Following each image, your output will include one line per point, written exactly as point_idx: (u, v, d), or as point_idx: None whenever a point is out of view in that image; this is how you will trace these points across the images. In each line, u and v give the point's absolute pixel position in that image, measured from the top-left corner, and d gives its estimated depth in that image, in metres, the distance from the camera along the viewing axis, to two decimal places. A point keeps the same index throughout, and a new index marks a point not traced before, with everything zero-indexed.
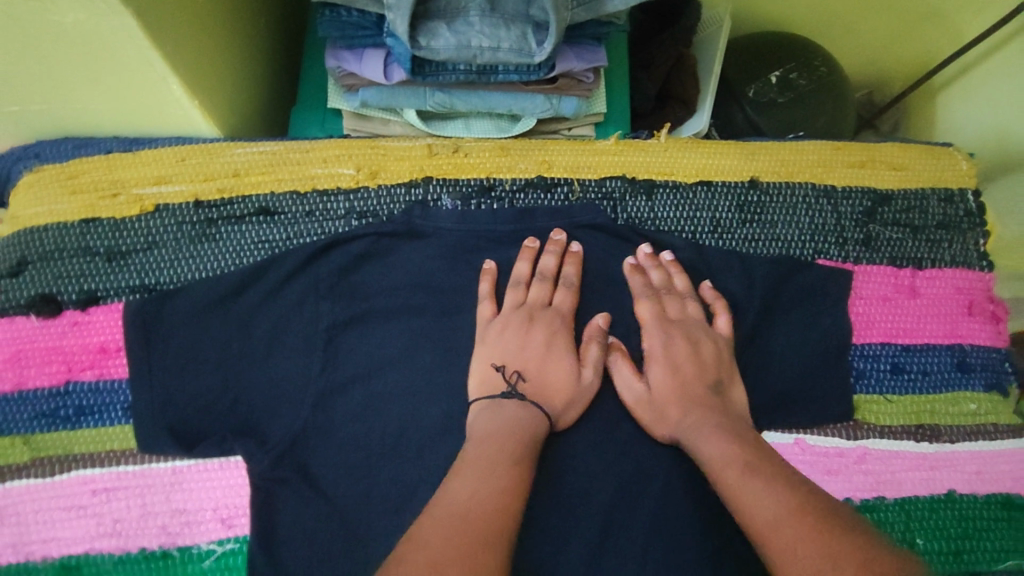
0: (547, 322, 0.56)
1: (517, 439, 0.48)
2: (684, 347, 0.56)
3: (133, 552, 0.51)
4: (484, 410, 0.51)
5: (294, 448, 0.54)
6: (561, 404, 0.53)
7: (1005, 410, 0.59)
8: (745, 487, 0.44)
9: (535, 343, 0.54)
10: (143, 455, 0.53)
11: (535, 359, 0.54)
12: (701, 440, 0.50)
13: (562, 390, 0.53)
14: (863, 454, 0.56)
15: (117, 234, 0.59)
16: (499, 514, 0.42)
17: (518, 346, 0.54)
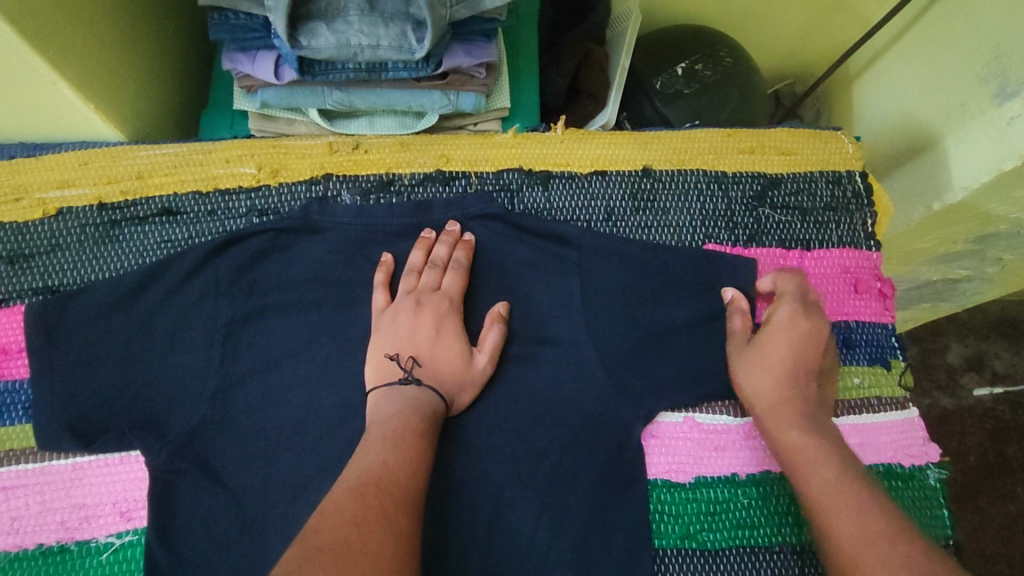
0: (437, 306, 0.57)
1: (409, 425, 0.50)
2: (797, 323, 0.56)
3: (31, 548, 0.53)
4: (376, 399, 0.53)
5: (192, 441, 0.55)
6: (453, 388, 0.55)
7: (889, 381, 0.60)
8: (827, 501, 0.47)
9: (427, 330, 0.56)
10: (42, 452, 0.54)
11: (427, 344, 0.56)
12: (781, 433, 0.53)
13: (452, 372, 0.55)
14: (750, 430, 0.58)
15: (21, 237, 0.60)
16: (398, 509, 0.43)
17: (408, 333, 0.56)
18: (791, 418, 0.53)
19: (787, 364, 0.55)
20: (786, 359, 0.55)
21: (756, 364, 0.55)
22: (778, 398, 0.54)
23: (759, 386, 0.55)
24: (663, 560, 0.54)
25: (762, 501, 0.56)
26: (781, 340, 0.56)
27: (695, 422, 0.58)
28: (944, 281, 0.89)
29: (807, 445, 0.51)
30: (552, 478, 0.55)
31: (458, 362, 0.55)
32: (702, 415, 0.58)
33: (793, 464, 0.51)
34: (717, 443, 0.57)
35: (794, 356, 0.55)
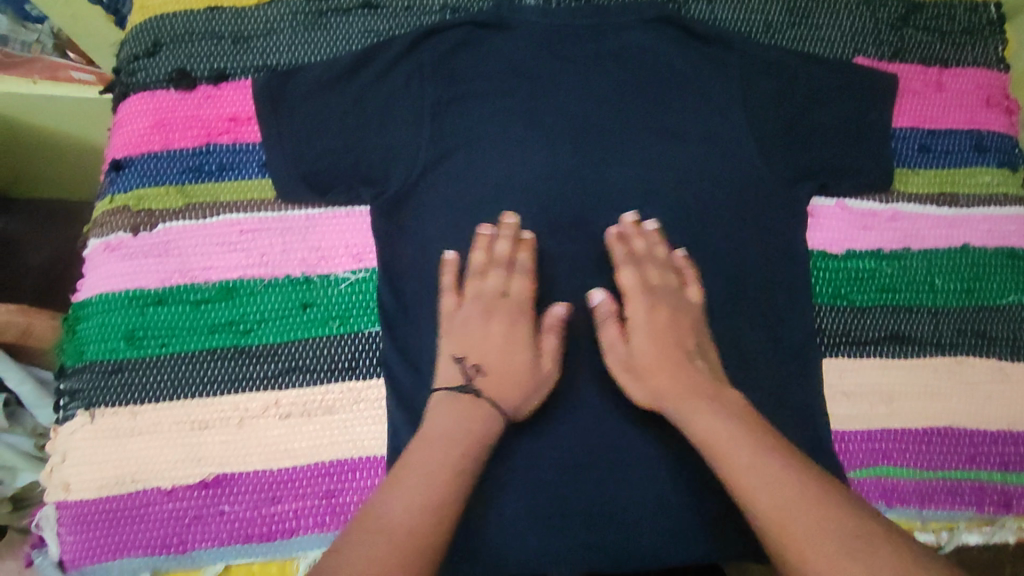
0: (660, 321, 0.59)
1: (475, 414, 0.53)
2: (658, 316, 0.59)
3: (280, 279, 0.60)
4: (436, 404, 0.54)
5: (409, 199, 0.62)
6: (620, 373, 0.58)
7: (1015, 183, 0.68)
8: (750, 475, 0.48)
9: (640, 319, 0.59)
10: (280, 203, 0.62)
11: (666, 330, 0.59)
12: (760, 407, 0.56)
13: (617, 361, 0.58)
14: (894, 214, 0.66)
15: (239, 20, 0.66)
16: (455, 471, 0.49)
17: (477, 338, 0.57)
18: (707, 401, 0.54)
19: (753, 356, 0.61)
20: (672, 354, 0.57)
21: (653, 364, 0.57)
22: (702, 384, 0.55)
23: (650, 388, 0.56)
24: (820, 314, 0.63)
25: (903, 271, 0.64)
26: (646, 335, 0.59)
27: (846, 206, 0.66)
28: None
29: (722, 434, 0.51)
30: (722, 244, 0.63)
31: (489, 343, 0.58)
32: (853, 201, 0.66)
33: (715, 454, 0.50)
34: (867, 223, 0.65)
35: (671, 344, 0.58)
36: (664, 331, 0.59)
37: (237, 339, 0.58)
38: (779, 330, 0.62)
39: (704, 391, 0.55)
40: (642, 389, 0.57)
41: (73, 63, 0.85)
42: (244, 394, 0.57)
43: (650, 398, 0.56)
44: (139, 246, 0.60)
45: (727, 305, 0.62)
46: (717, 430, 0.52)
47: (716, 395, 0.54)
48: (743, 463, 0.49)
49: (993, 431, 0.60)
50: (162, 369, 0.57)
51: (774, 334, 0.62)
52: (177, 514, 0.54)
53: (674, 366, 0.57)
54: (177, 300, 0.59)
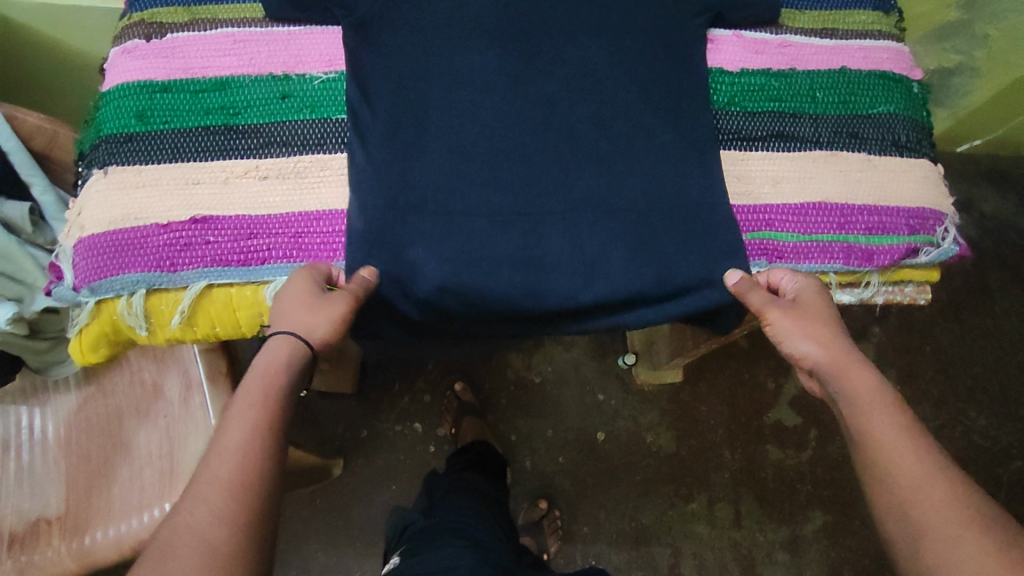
0: (809, 300, 0.66)
1: (258, 387, 0.58)
2: (820, 299, 0.66)
3: (266, 76, 0.73)
4: (262, 354, 0.60)
5: (372, 21, 0.74)
6: (788, 338, 0.65)
7: (888, 23, 0.80)
8: (893, 442, 0.57)
9: (806, 299, 0.66)
10: (268, 22, 0.75)
11: (829, 315, 0.65)
12: (850, 372, 0.62)
13: (780, 322, 0.65)
14: (784, 43, 0.78)
15: None
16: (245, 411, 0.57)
17: (291, 292, 0.63)
18: (856, 367, 0.62)
19: (835, 321, 0.65)
20: (828, 318, 0.65)
21: (820, 325, 0.64)
22: (842, 351, 0.63)
23: (823, 347, 0.63)
24: (718, 118, 0.75)
25: (790, 86, 0.76)
26: (814, 299, 0.66)
27: (741, 36, 0.78)
28: (942, 69, 1.26)
29: (868, 391, 0.60)
30: (638, 64, 0.75)
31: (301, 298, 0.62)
32: (749, 33, 0.78)
33: (857, 404, 0.60)
34: (759, 49, 0.78)
35: (832, 322, 0.65)
36: (814, 307, 0.65)
37: (226, 120, 0.71)
38: (826, 296, 0.67)
39: (846, 357, 0.63)
40: (805, 342, 0.64)
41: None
42: (230, 161, 0.69)
43: (823, 362, 0.63)
44: (150, 50, 0.73)
45: (801, 282, 0.67)
46: (866, 386, 0.61)
47: (863, 360, 0.63)
48: (886, 428, 0.58)
49: (858, 203, 0.72)
50: (164, 140, 0.70)
51: (820, 301, 0.66)
52: (170, 242, 0.66)
53: (833, 338, 0.63)
54: (179, 89, 0.71)
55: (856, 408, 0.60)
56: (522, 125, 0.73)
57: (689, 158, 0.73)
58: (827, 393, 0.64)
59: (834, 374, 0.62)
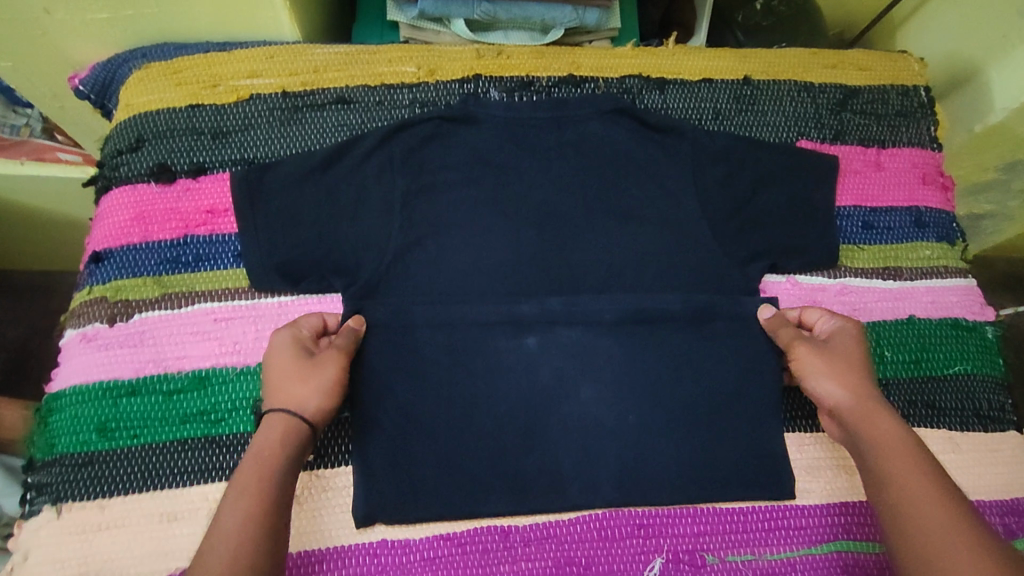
0: (839, 341, 0.61)
1: (269, 441, 0.54)
2: (854, 345, 0.61)
3: (253, 365, 0.62)
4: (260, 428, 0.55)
5: (375, 288, 0.64)
6: (810, 369, 0.60)
7: (953, 256, 0.72)
8: (925, 513, 0.49)
9: (838, 341, 0.61)
10: (254, 292, 0.64)
11: (856, 354, 0.60)
12: (872, 423, 0.56)
13: (807, 359, 0.60)
14: (844, 288, 0.69)
15: (220, 117, 0.70)
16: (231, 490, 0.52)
17: (276, 350, 0.58)
18: (886, 420, 0.56)
19: (863, 367, 0.59)
20: (858, 373, 0.59)
21: (847, 373, 0.59)
22: (868, 396, 0.57)
23: (846, 386, 0.58)
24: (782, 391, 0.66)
25: None
26: (844, 340, 0.61)
27: (797, 282, 0.69)
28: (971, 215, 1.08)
29: (891, 435, 0.54)
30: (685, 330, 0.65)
31: (290, 357, 0.58)
32: (802, 277, 0.70)
33: (887, 455, 0.53)
34: (817, 298, 0.69)
35: (863, 368, 0.60)
36: (843, 349, 0.61)
37: (207, 428, 0.60)
38: (860, 341, 0.61)
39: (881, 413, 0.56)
40: (824, 380, 0.59)
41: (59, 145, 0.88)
42: (214, 483, 0.58)
43: (844, 404, 0.58)
44: (114, 337, 0.62)
45: (834, 322, 0.63)
46: (887, 439, 0.55)
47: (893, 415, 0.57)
48: (925, 499, 0.50)
49: None
50: (132, 460, 0.58)
51: (851, 346, 0.61)
52: None
53: (860, 383, 0.58)
54: (151, 389, 0.60)
55: (882, 470, 0.53)
56: (557, 411, 0.62)
57: (752, 444, 0.63)
58: (849, 442, 0.57)
59: (855, 421, 0.57)
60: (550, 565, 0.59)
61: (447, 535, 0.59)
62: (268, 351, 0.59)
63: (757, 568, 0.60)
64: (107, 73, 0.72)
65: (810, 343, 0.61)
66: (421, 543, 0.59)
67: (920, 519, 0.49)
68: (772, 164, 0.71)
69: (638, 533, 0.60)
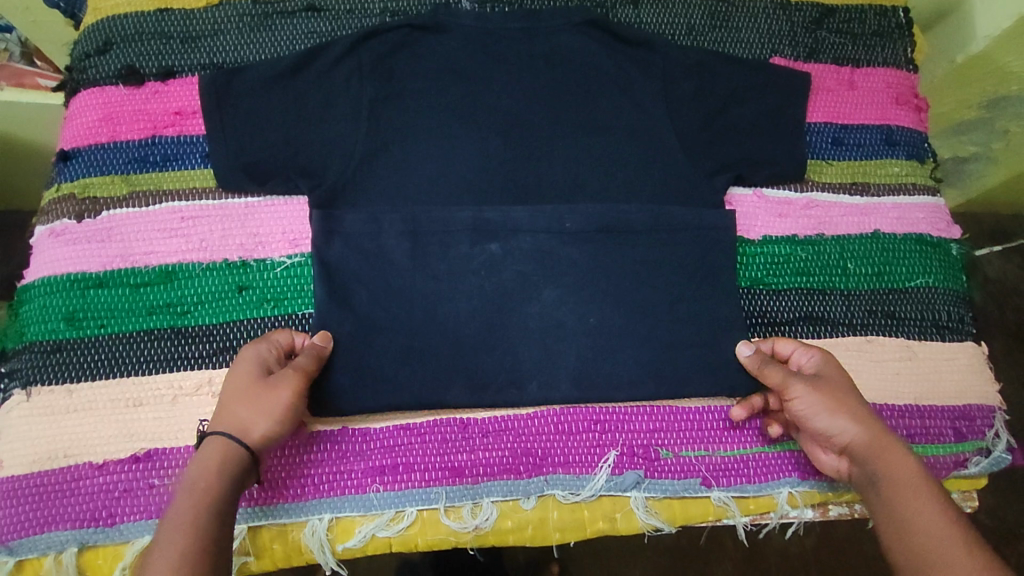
0: (832, 374, 0.58)
1: (206, 467, 0.50)
2: (845, 373, 0.58)
3: (219, 262, 0.63)
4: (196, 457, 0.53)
5: (341, 190, 0.64)
6: (817, 401, 0.56)
7: (922, 174, 0.72)
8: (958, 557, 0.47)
9: (835, 372, 0.58)
10: (221, 192, 0.65)
11: (851, 384, 0.58)
12: (889, 459, 0.53)
13: (812, 391, 0.56)
14: (810, 202, 0.70)
15: (188, 22, 0.70)
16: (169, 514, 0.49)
17: (233, 370, 0.56)
18: (898, 450, 0.54)
19: (863, 401, 0.57)
20: (862, 405, 0.56)
21: (855, 405, 0.56)
22: (882, 432, 0.55)
23: (854, 423, 0.55)
24: (745, 298, 0.67)
25: (817, 256, 0.68)
26: (836, 374, 0.58)
27: (763, 195, 0.70)
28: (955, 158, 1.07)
29: (914, 473, 0.52)
30: (650, 239, 0.66)
31: (242, 379, 0.54)
32: (770, 190, 0.70)
33: (916, 491, 0.52)
34: (783, 211, 0.69)
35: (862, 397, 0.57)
36: (838, 383, 0.57)
37: (173, 321, 0.61)
38: (842, 369, 0.59)
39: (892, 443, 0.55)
40: (837, 417, 0.55)
41: (42, 71, 0.85)
42: (179, 372, 0.60)
43: (858, 442, 0.55)
44: (83, 233, 0.62)
45: (822, 356, 0.59)
46: (906, 476, 0.53)
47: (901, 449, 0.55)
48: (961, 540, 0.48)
49: (899, 405, 0.63)
50: (99, 349, 0.59)
51: (845, 378, 0.58)
52: (107, 488, 0.56)
53: (867, 417, 0.55)
54: (119, 282, 0.61)
55: (905, 508, 0.51)
56: (518, 311, 0.63)
57: (711, 349, 0.63)
58: (862, 477, 0.55)
59: (870, 458, 0.54)
60: (506, 455, 0.60)
61: (407, 425, 0.61)
62: (230, 368, 0.56)
63: (710, 464, 0.62)
64: None
65: (808, 381, 0.56)
66: (381, 433, 0.60)
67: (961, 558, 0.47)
68: (744, 78, 0.71)
69: (594, 428, 0.62)
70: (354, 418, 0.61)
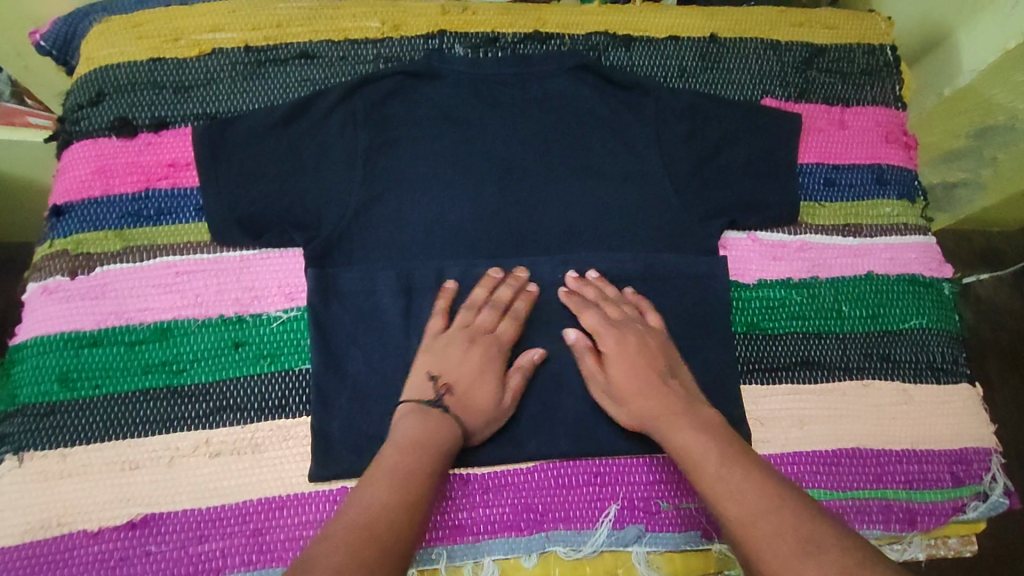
0: (619, 347, 0.61)
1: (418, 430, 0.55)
2: (630, 342, 0.61)
3: (214, 318, 0.62)
4: (406, 421, 0.56)
5: (337, 242, 0.64)
6: (604, 395, 0.61)
7: (914, 214, 0.73)
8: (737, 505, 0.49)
9: (609, 345, 0.61)
10: (216, 246, 0.64)
11: (619, 355, 0.61)
12: (676, 432, 0.56)
13: (597, 385, 0.61)
14: (804, 245, 0.70)
15: (181, 71, 0.69)
16: (364, 482, 0.51)
17: (454, 362, 0.60)
18: (683, 421, 0.56)
19: (651, 371, 0.60)
20: (639, 382, 0.60)
21: (637, 386, 0.59)
22: (670, 405, 0.58)
23: (630, 394, 0.59)
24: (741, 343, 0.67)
25: (812, 299, 0.68)
26: (620, 342, 0.61)
27: (757, 239, 0.70)
28: (946, 183, 1.03)
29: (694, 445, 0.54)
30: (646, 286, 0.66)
31: (490, 360, 0.61)
32: (764, 233, 0.70)
33: (690, 464, 0.54)
34: (777, 254, 0.70)
35: (647, 370, 0.60)
36: (621, 352, 0.61)
37: (169, 379, 0.60)
38: (632, 337, 0.62)
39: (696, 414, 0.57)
40: (613, 398, 0.60)
41: (32, 110, 0.79)
42: (176, 433, 0.59)
43: (649, 416, 0.58)
44: (75, 290, 0.62)
45: (594, 318, 0.63)
46: (686, 447, 0.55)
47: (688, 415, 0.57)
48: (732, 500, 0.49)
49: (898, 450, 0.65)
50: (94, 410, 0.59)
51: (631, 349, 0.61)
52: (103, 556, 0.56)
53: (632, 387, 0.59)
54: (112, 341, 0.61)
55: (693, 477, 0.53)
56: (516, 361, 0.63)
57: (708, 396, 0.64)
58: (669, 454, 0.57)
59: (658, 433, 0.57)
60: (507, 511, 0.60)
61: None
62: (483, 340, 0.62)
63: (710, 515, 0.62)
64: (68, 28, 0.71)
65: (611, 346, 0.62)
66: None
67: (730, 513, 0.49)
68: (736, 120, 0.71)
69: (594, 481, 0.62)
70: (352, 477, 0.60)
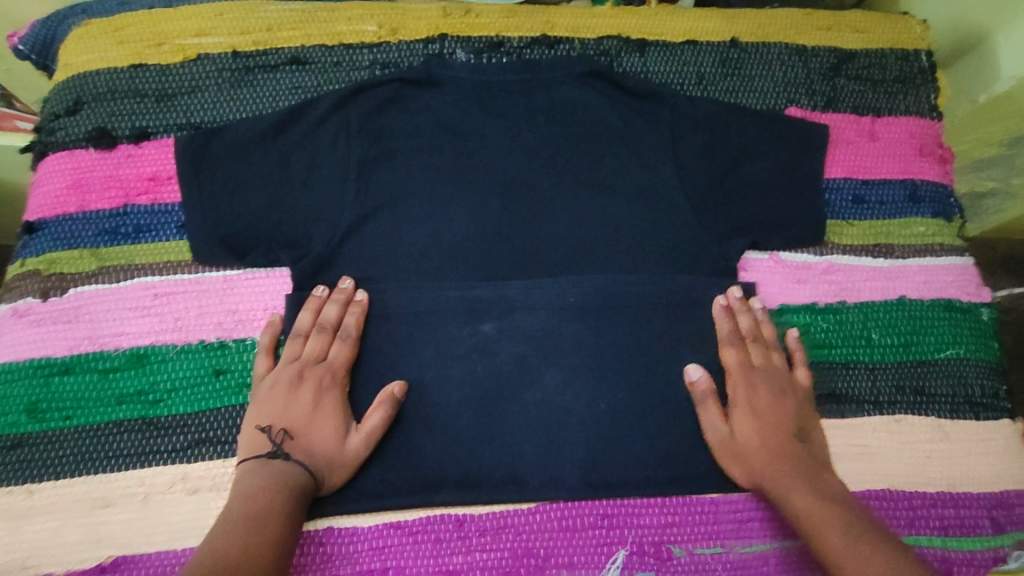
0: (759, 399, 0.58)
1: (259, 476, 0.52)
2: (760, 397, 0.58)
3: (195, 343, 0.58)
4: (243, 474, 0.52)
5: (328, 262, 0.60)
6: (725, 459, 0.57)
7: (950, 234, 0.68)
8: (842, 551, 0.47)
9: (744, 398, 0.58)
10: (198, 266, 0.60)
11: (766, 407, 0.58)
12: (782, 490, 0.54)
13: (722, 447, 0.57)
14: (830, 267, 0.65)
15: (164, 78, 0.65)
16: (274, 525, 0.48)
17: (285, 406, 0.55)
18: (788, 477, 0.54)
19: (774, 427, 0.57)
20: (773, 439, 0.56)
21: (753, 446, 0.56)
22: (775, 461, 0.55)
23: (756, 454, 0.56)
24: None
25: (840, 325, 0.63)
26: (763, 394, 0.58)
27: (780, 260, 0.65)
28: (972, 194, 0.89)
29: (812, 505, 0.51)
30: (659, 313, 0.61)
31: (320, 401, 0.56)
32: (787, 254, 0.65)
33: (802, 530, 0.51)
34: (801, 276, 0.65)
35: (776, 428, 0.57)
36: (770, 407, 0.58)
37: (145, 410, 0.56)
38: (784, 392, 0.58)
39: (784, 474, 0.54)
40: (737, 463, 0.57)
41: (21, 114, 0.75)
42: (151, 467, 0.55)
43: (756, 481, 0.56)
44: (47, 313, 0.58)
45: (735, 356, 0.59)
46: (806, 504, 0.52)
47: (809, 476, 0.54)
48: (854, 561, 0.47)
49: (932, 492, 0.60)
50: (66, 443, 0.55)
51: (768, 400, 0.58)
52: None
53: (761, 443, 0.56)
54: (85, 368, 0.57)
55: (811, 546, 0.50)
56: (518, 392, 0.59)
57: None
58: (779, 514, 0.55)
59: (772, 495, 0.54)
60: (506, 556, 0.56)
61: (397, 523, 0.56)
62: (285, 375, 0.56)
63: (726, 562, 0.57)
64: (48, 31, 0.67)
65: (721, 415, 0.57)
66: (369, 532, 0.56)
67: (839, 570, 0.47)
68: (758, 131, 0.66)
69: (601, 524, 0.57)
70: (339, 517, 0.56)
